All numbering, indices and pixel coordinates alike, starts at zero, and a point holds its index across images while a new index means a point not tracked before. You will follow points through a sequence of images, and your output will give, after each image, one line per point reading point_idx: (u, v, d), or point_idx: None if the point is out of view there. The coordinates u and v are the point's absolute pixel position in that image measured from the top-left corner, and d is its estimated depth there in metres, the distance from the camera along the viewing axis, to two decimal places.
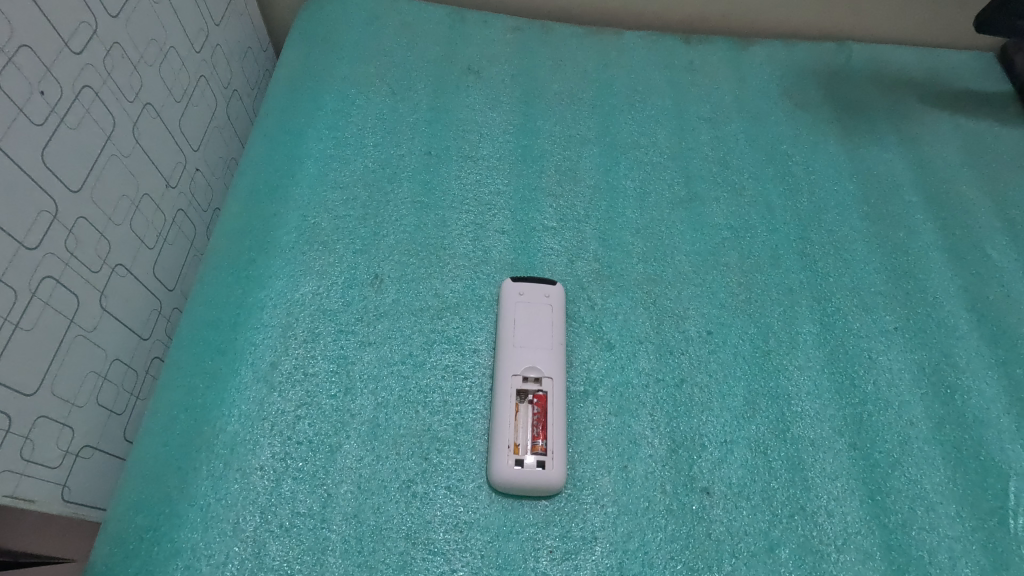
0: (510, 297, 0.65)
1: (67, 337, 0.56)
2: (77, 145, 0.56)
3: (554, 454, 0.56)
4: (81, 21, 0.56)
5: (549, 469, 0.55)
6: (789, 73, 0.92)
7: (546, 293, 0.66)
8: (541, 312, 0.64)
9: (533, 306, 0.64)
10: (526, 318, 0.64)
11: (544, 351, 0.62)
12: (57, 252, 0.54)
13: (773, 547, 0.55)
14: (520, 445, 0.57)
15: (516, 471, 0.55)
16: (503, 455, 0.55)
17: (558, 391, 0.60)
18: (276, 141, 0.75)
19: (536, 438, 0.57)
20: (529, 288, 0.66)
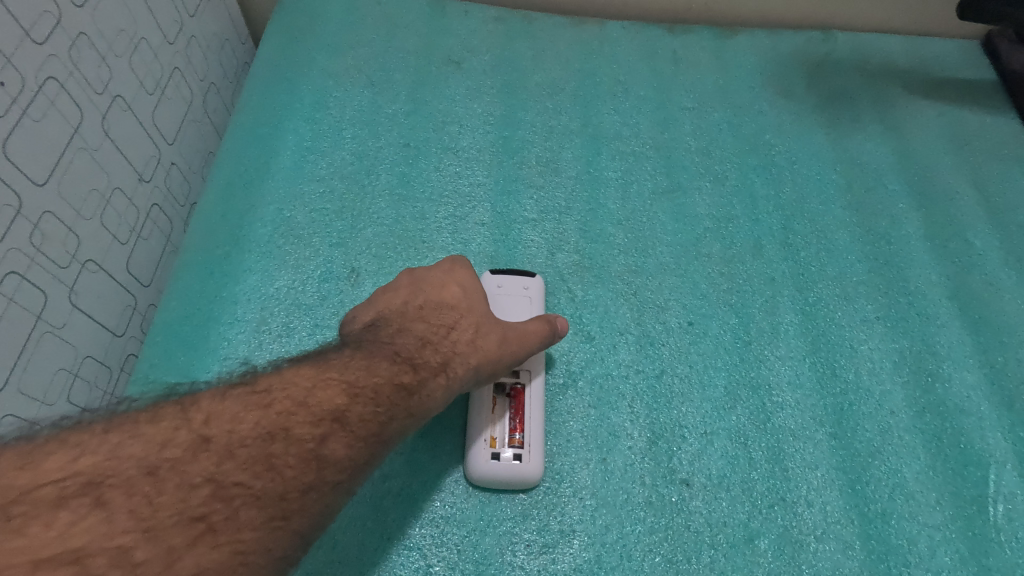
0: (488, 288, 0.64)
1: (36, 334, 0.55)
2: (41, 137, 0.55)
3: (531, 446, 0.55)
4: (44, 10, 0.55)
5: (526, 462, 0.54)
6: (772, 62, 0.91)
7: (525, 285, 0.65)
8: (519, 303, 0.63)
9: (510, 298, 0.63)
10: (503, 311, 0.62)
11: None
12: (23, 247, 0.53)
13: (752, 538, 0.54)
14: (497, 437, 0.56)
15: (493, 465, 0.54)
16: (480, 449, 0.55)
17: (537, 384, 0.58)
18: (251, 133, 0.74)
19: (514, 431, 0.56)
20: (507, 280, 0.65)
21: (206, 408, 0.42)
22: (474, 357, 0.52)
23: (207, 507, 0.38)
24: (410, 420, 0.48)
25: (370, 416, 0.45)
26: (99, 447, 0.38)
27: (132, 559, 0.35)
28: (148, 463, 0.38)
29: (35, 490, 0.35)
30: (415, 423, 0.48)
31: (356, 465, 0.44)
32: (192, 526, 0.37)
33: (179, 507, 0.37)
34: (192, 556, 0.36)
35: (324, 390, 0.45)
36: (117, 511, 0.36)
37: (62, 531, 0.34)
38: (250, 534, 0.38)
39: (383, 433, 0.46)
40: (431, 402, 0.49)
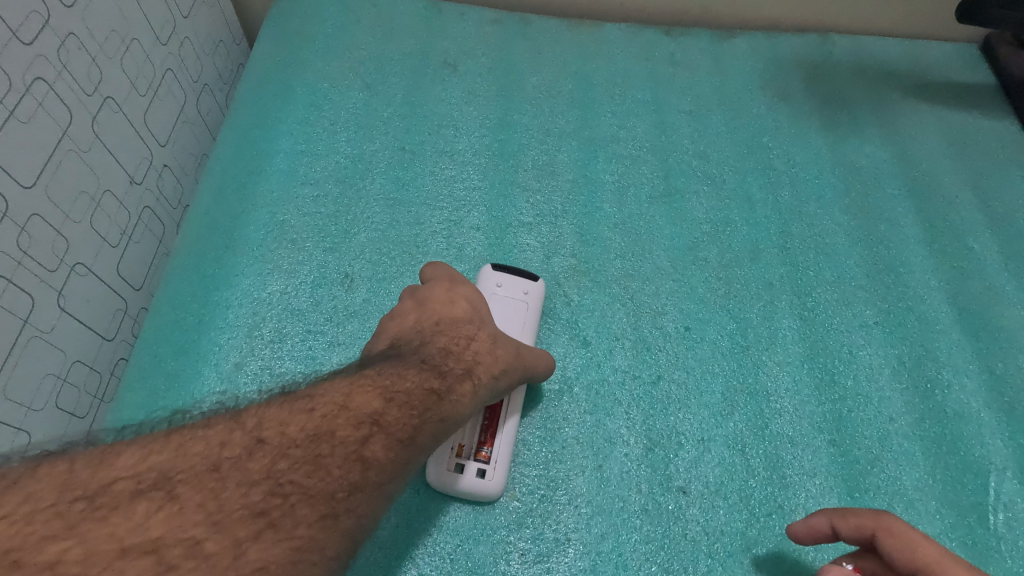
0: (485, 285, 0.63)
1: (23, 338, 0.54)
2: (29, 139, 0.54)
3: (496, 464, 0.54)
4: (32, 10, 0.54)
5: (488, 479, 0.53)
6: (771, 65, 0.90)
7: (525, 289, 0.63)
8: (516, 308, 0.62)
9: (508, 301, 0.62)
10: (499, 314, 0.61)
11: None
12: (9, 250, 0.52)
13: (750, 547, 0.54)
14: (463, 445, 0.54)
15: (454, 476, 0.53)
16: (444, 457, 0.53)
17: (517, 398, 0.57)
18: (245, 136, 0.74)
19: (483, 444, 0.55)
20: (508, 281, 0.63)
21: (252, 413, 0.39)
22: (501, 370, 0.51)
23: (268, 503, 0.35)
24: (447, 424, 0.45)
25: (410, 418, 0.42)
26: (163, 447, 0.35)
27: (203, 551, 0.31)
28: (213, 459, 0.35)
29: (111, 485, 0.32)
30: (451, 429, 0.45)
31: (396, 468, 0.40)
32: (255, 521, 0.34)
33: (242, 503, 0.34)
34: (255, 551, 0.33)
35: (363, 395, 0.42)
36: (186, 505, 0.33)
37: (137, 523, 0.31)
38: (310, 530, 0.35)
39: (425, 435, 0.43)
40: (463, 410, 0.46)
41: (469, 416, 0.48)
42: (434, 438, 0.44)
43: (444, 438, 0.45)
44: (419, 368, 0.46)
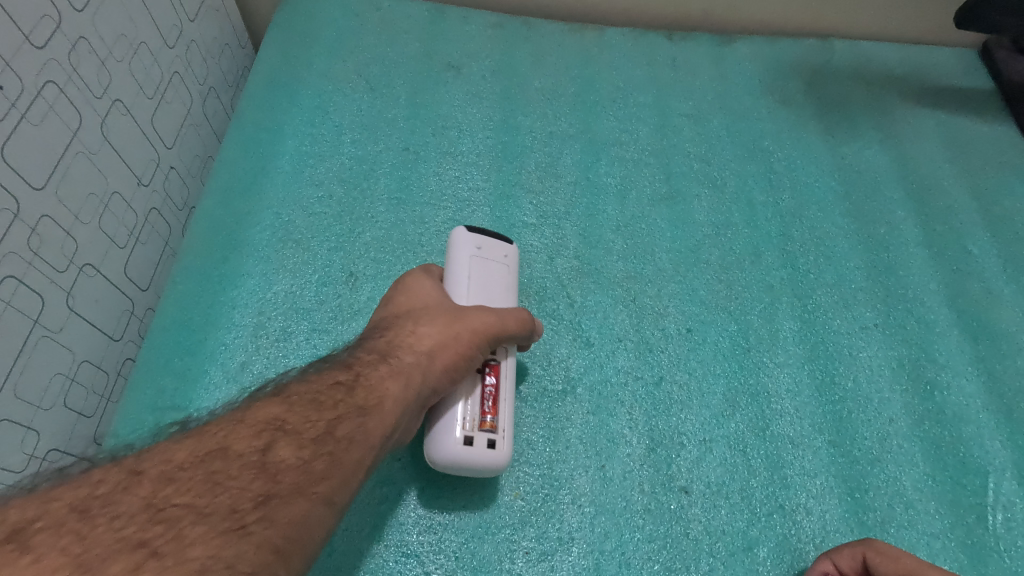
0: (465, 249, 0.58)
1: (32, 338, 0.55)
2: (40, 141, 0.55)
3: (505, 433, 0.51)
4: (44, 14, 0.54)
5: (498, 449, 0.51)
6: (771, 69, 0.91)
7: (505, 253, 0.60)
8: (498, 273, 0.58)
9: (491, 264, 0.58)
10: (483, 277, 0.57)
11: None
12: (19, 251, 0.53)
13: (751, 546, 0.54)
14: (467, 419, 0.50)
15: (464, 451, 0.49)
16: (452, 431, 0.49)
17: (512, 365, 0.55)
18: (251, 138, 0.74)
19: (486, 413, 0.51)
20: (486, 242, 0.59)
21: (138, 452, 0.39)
22: (429, 341, 0.50)
23: (147, 533, 0.34)
24: (370, 414, 0.44)
25: (316, 418, 0.43)
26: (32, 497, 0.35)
27: None
28: (84, 501, 0.35)
29: None
30: (379, 417, 0.44)
31: (314, 464, 0.40)
32: (135, 552, 0.33)
33: (116, 536, 0.33)
34: None
35: (266, 408, 0.43)
36: (48, 550, 0.32)
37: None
38: (208, 550, 0.33)
39: (341, 428, 0.43)
40: (388, 396, 0.45)
41: (405, 401, 0.46)
42: (359, 429, 0.43)
43: (376, 423, 0.44)
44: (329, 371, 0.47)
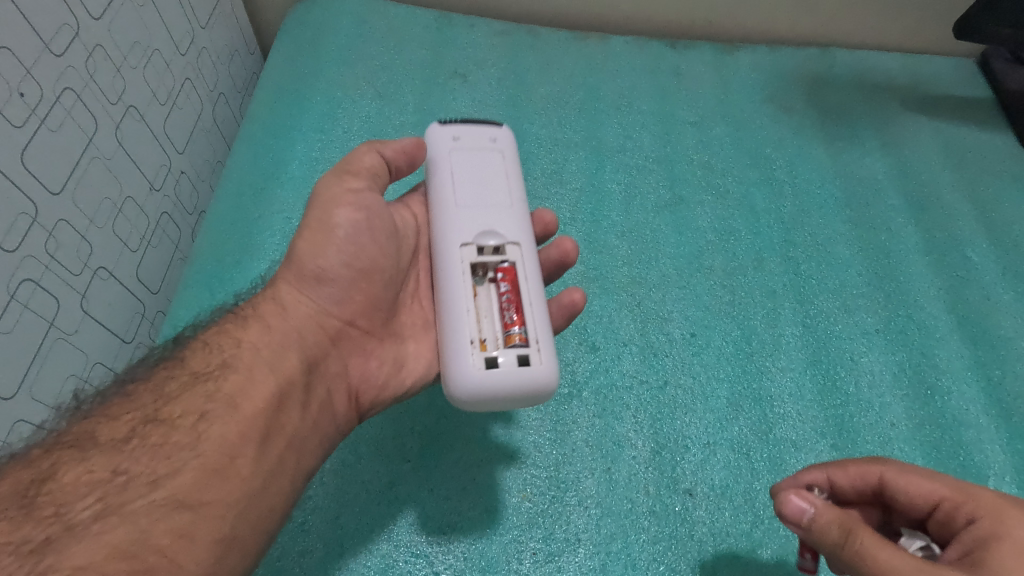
0: (445, 145, 0.55)
1: (48, 340, 0.56)
2: (58, 147, 0.56)
3: (540, 344, 0.45)
4: (63, 23, 0.55)
5: (536, 365, 0.44)
6: (773, 77, 0.93)
7: (493, 137, 0.57)
8: (485, 158, 0.55)
9: (473, 149, 0.55)
10: (464, 163, 0.54)
11: (499, 215, 0.52)
12: (37, 254, 0.54)
13: (756, 548, 0.55)
14: (488, 340, 0.46)
15: (490, 374, 0.44)
16: (471, 357, 0.44)
17: (529, 259, 0.50)
18: (261, 144, 0.76)
19: (512, 327, 0.46)
20: (466, 133, 0.56)
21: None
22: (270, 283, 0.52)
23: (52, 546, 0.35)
24: (216, 383, 0.45)
25: (143, 406, 0.44)
26: None
27: None
28: None
29: None
30: (232, 382, 0.45)
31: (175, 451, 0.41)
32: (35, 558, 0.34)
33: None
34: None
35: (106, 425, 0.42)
36: None
37: None
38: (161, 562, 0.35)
39: (189, 407, 0.44)
40: (247, 347, 0.48)
41: (277, 340, 0.49)
42: (217, 397, 0.44)
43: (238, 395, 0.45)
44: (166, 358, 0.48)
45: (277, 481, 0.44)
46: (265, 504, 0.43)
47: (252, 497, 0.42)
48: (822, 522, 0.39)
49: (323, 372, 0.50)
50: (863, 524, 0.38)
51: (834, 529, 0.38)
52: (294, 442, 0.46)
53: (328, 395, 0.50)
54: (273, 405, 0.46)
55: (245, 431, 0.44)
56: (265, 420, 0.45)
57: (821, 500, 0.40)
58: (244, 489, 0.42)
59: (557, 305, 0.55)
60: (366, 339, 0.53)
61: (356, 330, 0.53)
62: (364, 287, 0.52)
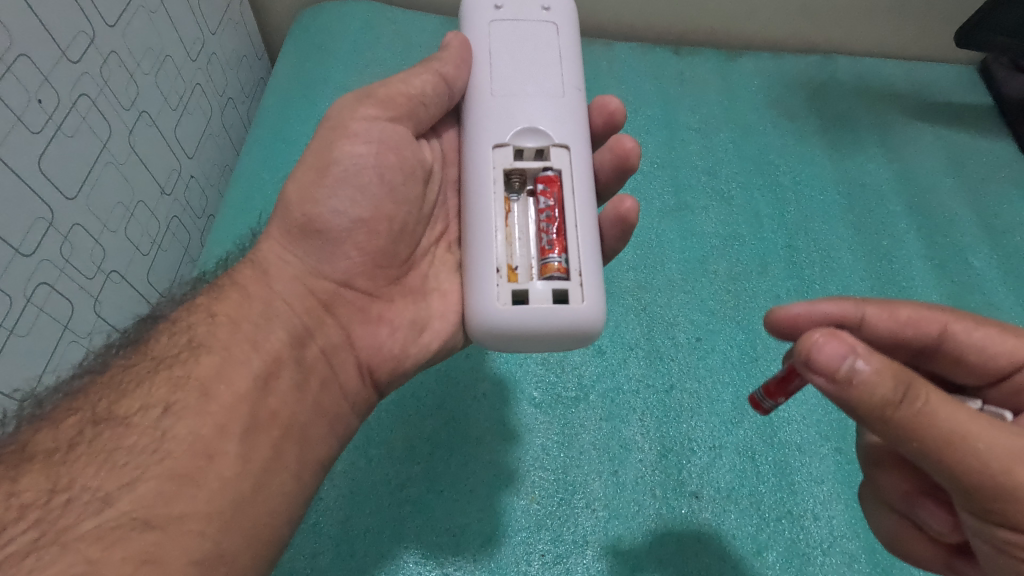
0: (490, 15, 0.56)
1: (62, 342, 0.57)
2: (74, 151, 0.56)
3: (582, 276, 0.45)
4: (79, 30, 0.56)
5: (576, 301, 0.44)
6: (776, 84, 0.93)
7: (545, 6, 0.56)
8: (533, 27, 0.55)
9: (525, 19, 0.55)
10: (513, 35, 0.55)
11: (545, 100, 0.51)
12: (53, 259, 0.55)
13: (762, 550, 0.56)
14: (519, 270, 0.47)
15: (521, 309, 0.44)
16: (499, 294, 0.45)
17: (576, 162, 0.50)
18: (270, 149, 0.77)
19: (552, 256, 0.46)
20: (512, 3, 0.56)
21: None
22: (257, 247, 0.51)
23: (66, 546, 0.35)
24: (184, 368, 0.43)
25: (88, 408, 0.41)
26: None
27: None
28: None
29: None
30: (203, 364, 0.44)
31: (155, 436, 0.40)
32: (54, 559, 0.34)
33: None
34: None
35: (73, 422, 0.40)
36: None
37: None
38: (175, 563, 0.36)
39: (152, 401, 0.42)
40: (220, 324, 0.46)
41: (258, 310, 0.48)
42: (185, 384, 0.43)
43: (212, 374, 0.43)
44: (125, 350, 0.46)
45: (270, 484, 0.42)
46: (251, 515, 0.41)
47: (237, 508, 0.40)
48: (874, 380, 0.33)
49: (314, 348, 0.49)
50: (921, 378, 0.34)
51: (889, 383, 0.34)
52: (291, 431, 0.45)
53: (331, 368, 0.49)
54: (257, 388, 0.44)
55: (221, 422, 0.42)
56: (248, 408, 0.43)
57: (864, 346, 0.34)
58: (226, 496, 0.40)
59: (609, 216, 0.54)
60: (367, 304, 0.52)
61: (351, 293, 0.51)
62: (362, 240, 0.50)
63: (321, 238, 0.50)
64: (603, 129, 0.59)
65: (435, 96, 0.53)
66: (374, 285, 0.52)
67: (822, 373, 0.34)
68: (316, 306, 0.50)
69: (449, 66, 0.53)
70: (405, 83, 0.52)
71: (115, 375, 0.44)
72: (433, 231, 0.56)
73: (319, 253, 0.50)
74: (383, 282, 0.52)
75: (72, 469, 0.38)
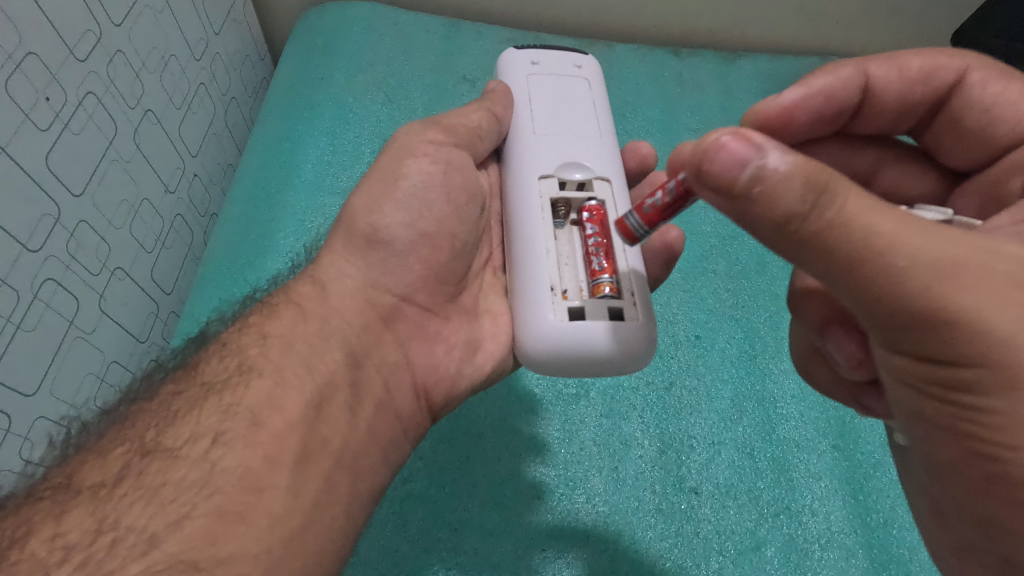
0: (525, 68, 0.59)
1: (68, 338, 0.57)
2: (79, 149, 0.57)
3: (634, 297, 0.46)
4: (86, 30, 0.57)
5: (630, 319, 0.45)
6: (774, 85, 0.94)
7: (577, 64, 0.60)
8: (567, 81, 0.59)
9: (559, 74, 0.59)
10: (548, 86, 0.58)
11: (586, 143, 0.54)
12: (60, 255, 0.55)
13: (760, 545, 0.57)
14: (569, 291, 0.47)
15: (576, 325, 0.44)
16: (552, 314, 0.45)
17: (617, 193, 0.52)
18: (274, 148, 0.77)
19: (603, 273, 0.46)
20: (546, 60, 0.60)
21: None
22: (315, 263, 0.51)
23: None
24: (234, 395, 0.41)
25: (138, 440, 0.39)
26: None
27: None
28: None
29: None
30: (253, 392, 0.42)
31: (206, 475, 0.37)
32: None
33: None
34: None
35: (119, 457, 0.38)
36: None
37: None
38: None
39: (201, 430, 0.40)
40: (272, 346, 0.45)
41: (315, 330, 0.47)
42: (235, 412, 0.41)
43: (264, 408, 0.41)
44: (174, 377, 0.45)
45: (321, 518, 0.40)
46: (302, 554, 0.38)
47: (288, 547, 0.37)
48: (781, 186, 0.29)
49: (370, 367, 0.48)
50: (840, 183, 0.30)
51: (797, 190, 0.29)
52: (345, 459, 0.42)
53: (387, 393, 0.48)
54: (310, 413, 0.42)
55: (271, 453, 0.39)
56: (300, 435, 0.41)
57: (772, 147, 0.30)
58: (276, 534, 0.37)
59: (654, 244, 0.55)
60: (426, 320, 0.52)
61: (411, 308, 0.52)
62: (420, 257, 0.51)
63: (384, 253, 0.51)
64: (638, 171, 0.61)
65: (490, 130, 0.55)
66: (433, 300, 0.52)
67: (717, 183, 0.31)
68: (369, 325, 0.49)
69: (499, 105, 0.56)
70: (463, 116, 0.54)
71: (157, 404, 0.42)
72: (481, 255, 0.57)
73: (382, 264, 0.51)
74: (441, 299, 0.53)
75: (115, 508, 0.35)
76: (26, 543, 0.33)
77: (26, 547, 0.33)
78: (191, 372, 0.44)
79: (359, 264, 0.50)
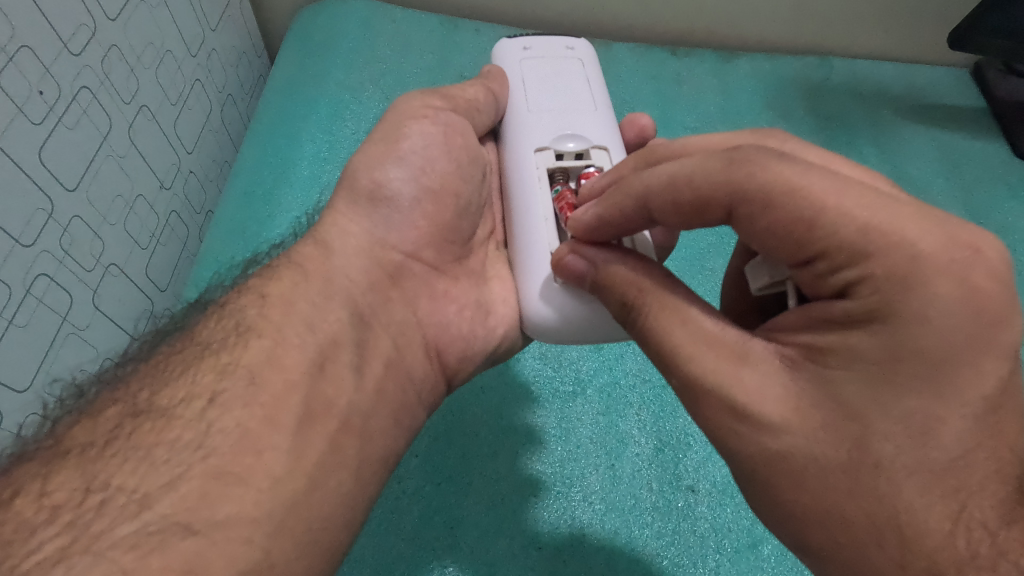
0: (516, 53, 0.60)
1: (61, 333, 0.57)
2: (74, 144, 0.56)
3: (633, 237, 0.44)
4: (81, 23, 0.56)
5: None
6: (770, 84, 0.94)
7: (569, 46, 0.60)
8: (559, 59, 0.58)
9: (552, 56, 0.59)
10: (543, 67, 0.58)
11: (580, 118, 0.54)
12: (53, 250, 0.55)
13: (757, 543, 0.56)
14: None
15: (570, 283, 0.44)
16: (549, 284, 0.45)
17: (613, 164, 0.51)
18: (269, 144, 0.77)
19: None
20: (537, 45, 0.60)
21: None
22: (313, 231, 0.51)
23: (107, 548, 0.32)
24: (232, 354, 0.41)
25: (130, 400, 0.38)
26: None
27: None
28: None
29: None
30: (254, 350, 0.41)
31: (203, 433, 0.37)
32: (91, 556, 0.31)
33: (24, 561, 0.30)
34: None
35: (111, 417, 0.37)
36: None
37: None
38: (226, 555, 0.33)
39: (197, 391, 0.39)
40: (273, 304, 0.44)
41: (317, 289, 0.46)
42: (233, 370, 0.40)
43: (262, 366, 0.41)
44: (170, 338, 0.44)
45: (327, 483, 0.39)
46: (305, 518, 0.37)
47: (289, 509, 0.37)
48: (609, 281, 0.39)
49: (377, 326, 0.47)
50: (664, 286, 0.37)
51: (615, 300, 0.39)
52: (351, 420, 0.42)
53: (397, 351, 0.48)
54: (312, 372, 0.42)
55: (271, 412, 0.39)
56: (301, 395, 0.40)
57: (604, 255, 0.40)
58: (278, 497, 0.36)
59: None
60: (434, 278, 0.52)
61: (419, 265, 0.51)
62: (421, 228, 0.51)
63: (384, 226, 0.51)
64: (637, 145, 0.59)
65: (488, 104, 0.55)
66: (441, 259, 0.52)
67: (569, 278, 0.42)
68: (368, 291, 0.48)
69: (496, 82, 0.57)
70: (462, 90, 0.55)
71: (152, 364, 0.41)
72: (484, 227, 0.56)
73: (389, 220, 0.51)
74: (450, 256, 0.53)
75: (106, 467, 0.35)
76: (12, 504, 0.32)
77: (10, 507, 0.32)
78: (188, 333, 0.44)
79: (356, 235, 0.50)
